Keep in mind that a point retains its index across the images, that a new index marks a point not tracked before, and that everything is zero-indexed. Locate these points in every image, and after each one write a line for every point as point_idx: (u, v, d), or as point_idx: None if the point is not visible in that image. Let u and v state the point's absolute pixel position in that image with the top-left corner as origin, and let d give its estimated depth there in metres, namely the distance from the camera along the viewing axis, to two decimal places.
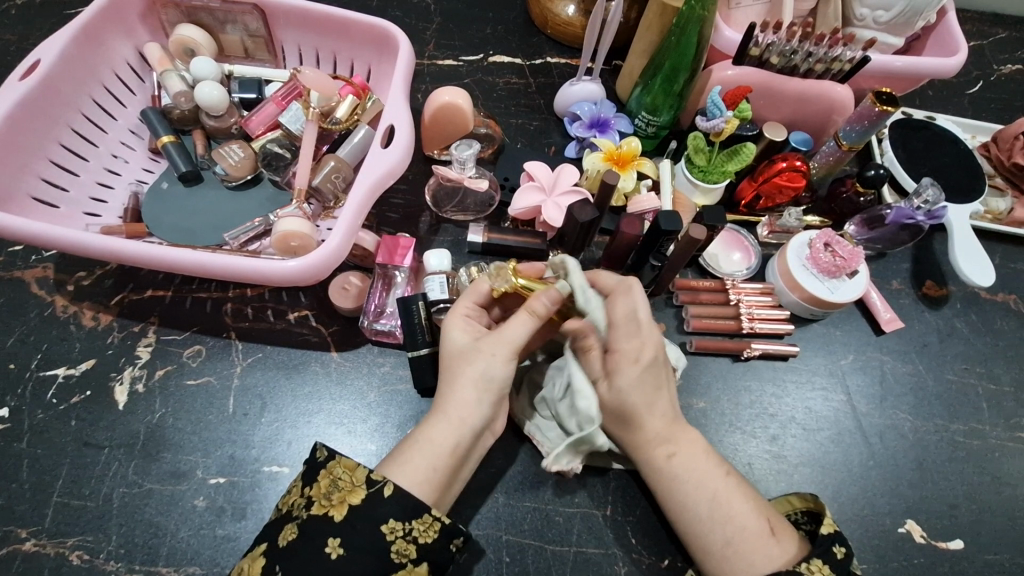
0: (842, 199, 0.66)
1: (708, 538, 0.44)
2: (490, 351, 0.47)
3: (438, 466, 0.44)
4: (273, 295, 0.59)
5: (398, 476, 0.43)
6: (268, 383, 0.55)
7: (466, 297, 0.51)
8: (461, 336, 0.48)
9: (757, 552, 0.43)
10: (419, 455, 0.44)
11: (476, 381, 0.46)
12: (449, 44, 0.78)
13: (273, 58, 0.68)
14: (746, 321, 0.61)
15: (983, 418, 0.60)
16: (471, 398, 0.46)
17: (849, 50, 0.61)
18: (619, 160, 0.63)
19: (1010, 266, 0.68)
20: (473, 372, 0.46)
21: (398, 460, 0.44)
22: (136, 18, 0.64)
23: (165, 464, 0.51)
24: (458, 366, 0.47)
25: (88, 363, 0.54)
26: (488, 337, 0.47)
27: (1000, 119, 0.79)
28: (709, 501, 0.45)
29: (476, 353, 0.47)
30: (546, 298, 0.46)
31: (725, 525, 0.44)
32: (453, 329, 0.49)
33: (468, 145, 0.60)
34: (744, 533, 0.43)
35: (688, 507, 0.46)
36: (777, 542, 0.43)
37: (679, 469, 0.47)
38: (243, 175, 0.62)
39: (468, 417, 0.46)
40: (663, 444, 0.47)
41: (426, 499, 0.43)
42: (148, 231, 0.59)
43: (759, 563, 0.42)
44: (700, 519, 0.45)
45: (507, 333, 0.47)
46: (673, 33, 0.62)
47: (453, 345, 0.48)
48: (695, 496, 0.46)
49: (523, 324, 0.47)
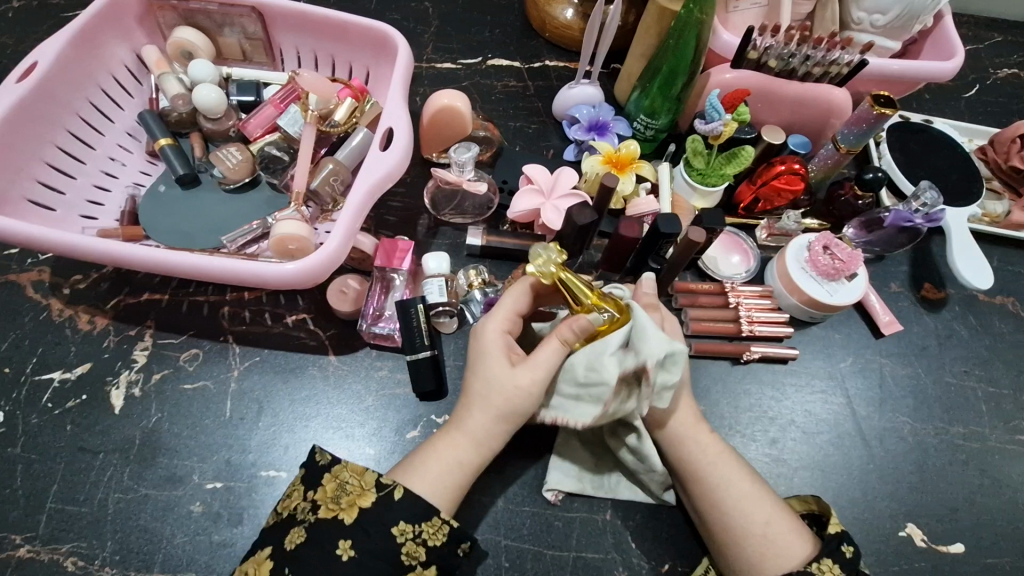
0: (840, 202, 0.67)
1: (749, 516, 0.45)
2: (526, 386, 0.45)
3: (462, 481, 0.45)
4: (270, 298, 0.58)
5: (419, 487, 0.44)
6: (265, 387, 0.54)
7: (503, 304, 0.49)
8: (499, 363, 0.46)
9: (793, 531, 0.45)
10: (440, 466, 0.45)
11: (507, 414, 0.45)
12: (447, 48, 0.78)
13: (270, 61, 0.68)
14: (745, 325, 0.60)
15: (983, 422, 0.60)
16: (499, 428, 0.45)
17: (846, 54, 0.61)
18: (617, 163, 0.63)
19: (1008, 269, 0.69)
20: (507, 404, 0.45)
21: (416, 469, 0.45)
22: (134, 21, 0.63)
23: (161, 469, 0.50)
24: (494, 397, 0.45)
25: (84, 367, 0.54)
26: (523, 366, 0.45)
27: (997, 122, 0.79)
28: (746, 481, 0.47)
29: (517, 390, 0.45)
30: (578, 326, 0.44)
31: (761, 504, 0.46)
32: (490, 348, 0.47)
33: (467, 148, 0.60)
34: (781, 515, 0.45)
35: (728, 486, 0.46)
36: (805, 527, 0.46)
37: (718, 451, 0.48)
38: (240, 178, 0.62)
39: (492, 437, 0.46)
40: (700, 427, 0.50)
41: (441, 508, 0.44)
42: (144, 235, 0.59)
43: (798, 538, 0.44)
44: (738, 497, 0.46)
45: (541, 364, 0.45)
46: (671, 36, 0.62)
47: (488, 373, 0.46)
48: (732, 476, 0.47)
49: (555, 352, 0.45)
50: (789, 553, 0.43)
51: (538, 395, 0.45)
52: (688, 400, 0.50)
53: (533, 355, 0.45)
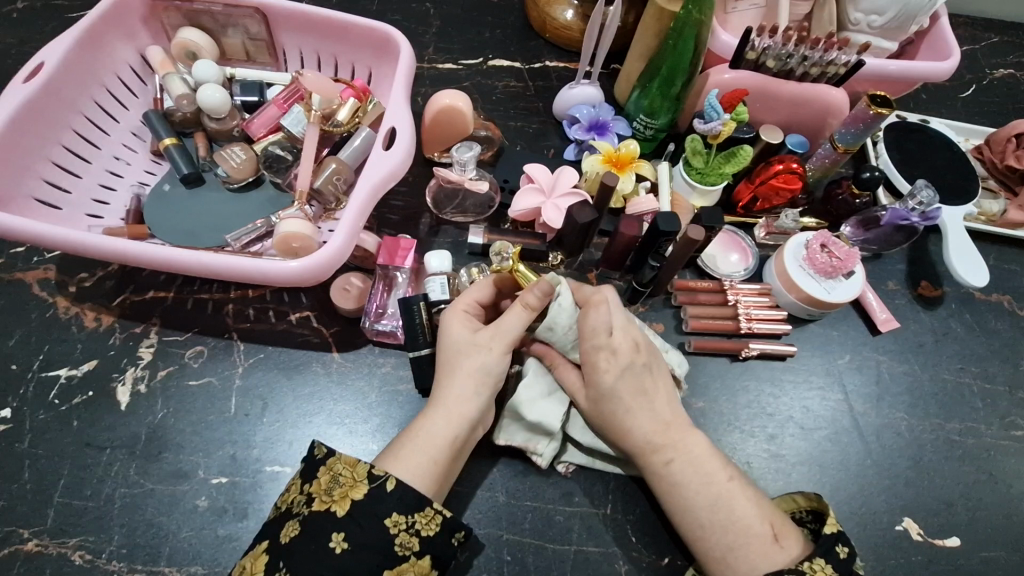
0: (837, 201, 0.68)
1: (709, 542, 0.45)
2: (489, 345, 0.49)
3: (438, 457, 0.46)
4: (274, 296, 0.59)
5: (402, 472, 0.44)
6: (269, 384, 0.55)
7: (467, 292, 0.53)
8: (460, 329, 0.50)
9: (759, 558, 0.43)
10: (419, 449, 0.46)
11: (475, 374, 0.49)
12: (448, 48, 0.79)
13: (273, 61, 0.69)
14: (743, 321, 0.61)
15: (979, 418, 0.60)
16: (469, 392, 0.48)
17: (844, 54, 0.62)
18: (617, 162, 0.63)
19: (1004, 267, 0.69)
20: (471, 365, 0.49)
21: (399, 456, 0.45)
22: (139, 21, 0.64)
23: (167, 464, 0.51)
24: (458, 361, 0.49)
25: (90, 364, 0.55)
26: (487, 330, 0.50)
27: (993, 122, 0.80)
28: (709, 507, 0.45)
29: (475, 348, 0.49)
30: (539, 292, 0.49)
31: (725, 530, 0.44)
32: (452, 322, 0.51)
33: (469, 147, 0.60)
34: (748, 540, 0.44)
35: (687, 513, 0.46)
36: (781, 548, 0.43)
37: (678, 475, 0.47)
38: (244, 177, 0.62)
39: (467, 408, 0.48)
40: (658, 450, 0.48)
41: (425, 490, 0.44)
42: (149, 233, 0.59)
43: (761, 567, 0.43)
44: (700, 524, 0.45)
45: (502, 327, 0.50)
46: (671, 37, 0.62)
47: (450, 342, 0.50)
48: (696, 500, 0.46)
49: (520, 318, 0.50)
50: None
51: (499, 352, 0.49)
52: (633, 428, 0.48)
53: (499, 321, 0.50)
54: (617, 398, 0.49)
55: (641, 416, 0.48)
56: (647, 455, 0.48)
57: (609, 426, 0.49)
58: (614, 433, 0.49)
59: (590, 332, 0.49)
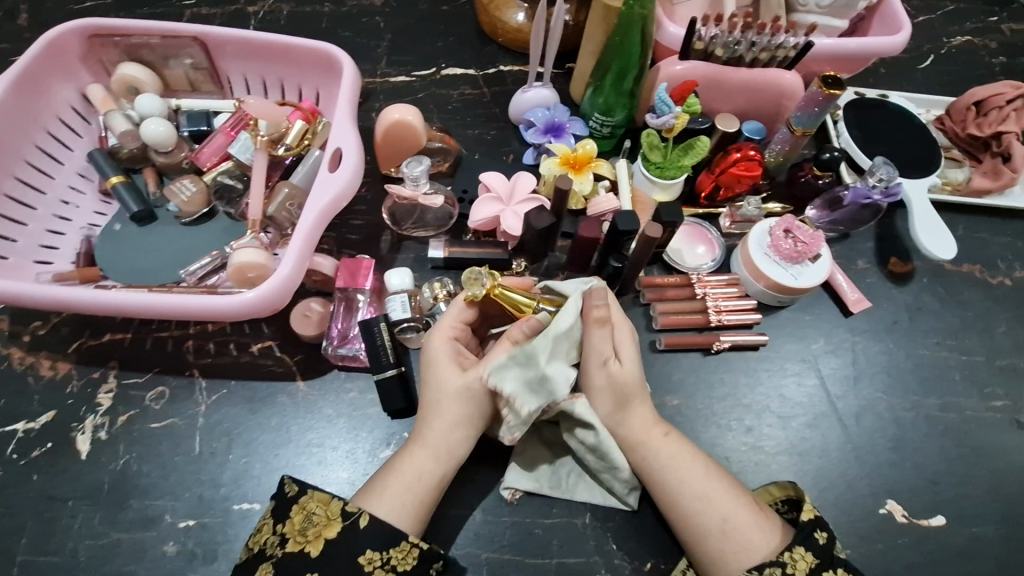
0: (801, 184, 0.67)
1: (703, 518, 0.45)
2: (481, 383, 0.47)
3: (423, 496, 0.45)
4: (235, 328, 0.58)
5: (384, 511, 0.44)
6: (234, 419, 0.54)
7: (448, 313, 0.50)
8: (450, 368, 0.48)
9: (753, 529, 0.44)
10: (407, 490, 0.45)
11: (463, 418, 0.47)
12: (401, 61, 0.78)
13: (219, 89, 0.67)
14: (713, 314, 0.60)
15: (958, 391, 0.60)
16: (458, 435, 0.47)
17: (791, 36, 0.61)
18: (574, 163, 0.63)
19: (973, 236, 0.69)
20: (461, 408, 0.47)
21: (380, 493, 0.45)
22: (77, 62, 0.63)
23: (133, 511, 0.50)
24: (450, 403, 0.47)
25: (48, 415, 0.53)
26: (475, 369, 0.48)
27: (953, 91, 0.80)
28: (702, 478, 0.46)
29: (465, 392, 0.47)
30: (528, 327, 0.47)
31: (718, 503, 0.45)
32: (437, 358, 0.48)
33: (419, 161, 0.59)
34: (739, 511, 0.45)
35: (682, 488, 0.46)
36: (767, 520, 0.45)
37: (675, 448, 0.48)
38: (196, 210, 0.61)
39: (451, 446, 0.47)
40: (657, 426, 0.49)
41: (409, 531, 0.44)
42: (102, 275, 0.58)
43: (758, 538, 0.44)
44: (692, 498, 0.46)
45: (492, 364, 0.47)
46: (616, 34, 0.62)
47: (440, 380, 0.48)
48: (688, 475, 0.47)
49: (508, 355, 0.47)
50: (750, 548, 0.43)
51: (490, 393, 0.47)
52: (641, 403, 0.49)
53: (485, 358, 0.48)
54: (636, 370, 0.49)
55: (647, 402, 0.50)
56: (645, 432, 0.49)
57: (619, 403, 0.49)
58: (620, 407, 0.49)
59: (612, 303, 0.50)
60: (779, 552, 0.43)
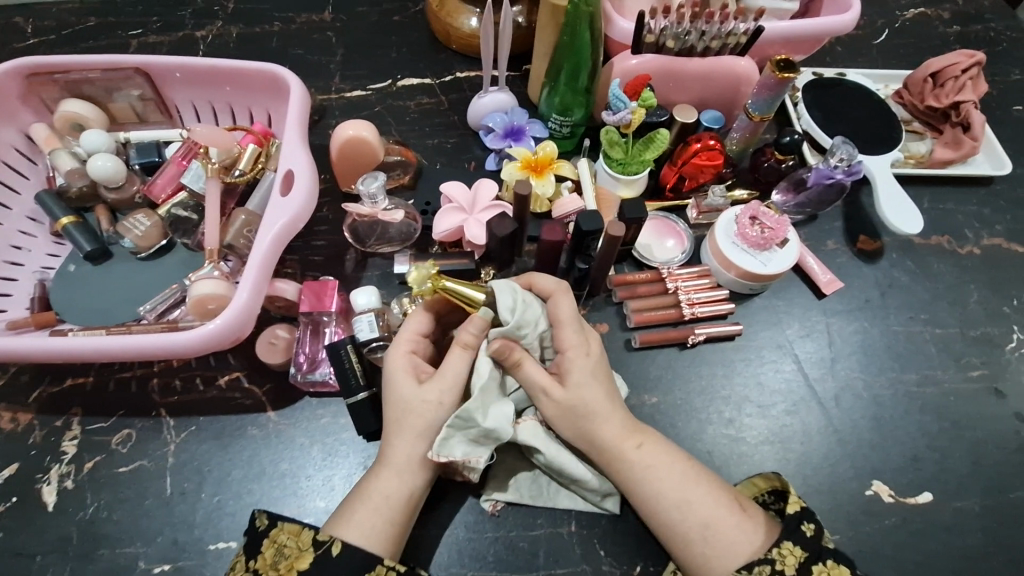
0: (764, 169, 0.66)
1: (684, 527, 0.44)
2: (438, 395, 0.46)
3: (393, 517, 0.44)
4: (200, 362, 0.56)
5: (354, 536, 0.43)
6: (204, 457, 0.53)
7: (405, 327, 0.50)
8: (405, 383, 0.47)
9: (734, 532, 0.43)
10: (376, 512, 0.44)
11: (424, 433, 0.46)
12: (355, 75, 0.77)
13: (168, 118, 0.66)
14: (686, 308, 0.60)
15: (935, 365, 0.60)
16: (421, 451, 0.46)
17: (741, 22, 0.61)
18: (535, 166, 0.62)
19: (939, 208, 0.69)
20: (421, 423, 0.46)
21: (348, 517, 0.44)
22: (18, 102, 0.61)
23: (105, 561, 0.49)
24: (408, 416, 0.46)
25: (11, 468, 0.52)
26: (431, 381, 0.47)
27: (910, 64, 0.80)
28: (680, 486, 0.45)
29: (424, 406, 0.46)
30: (476, 327, 0.47)
31: (698, 510, 0.44)
32: (395, 374, 0.47)
33: (374, 177, 0.57)
34: (720, 515, 0.44)
35: (660, 498, 0.45)
36: (751, 519, 0.44)
37: (650, 458, 0.46)
38: (153, 244, 0.60)
39: (418, 462, 0.46)
40: (630, 436, 0.47)
41: (381, 554, 0.43)
42: (58, 319, 0.56)
43: (741, 541, 0.43)
44: (671, 507, 0.45)
45: (445, 372, 0.46)
46: (565, 33, 0.61)
47: (397, 396, 0.47)
48: (666, 485, 0.45)
49: (461, 361, 0.47)
50: (734, 552, 0.43)
51: (449, 405, 0.46)
52: (608, 415, 0.47)
53: (441, 367, 0.47)
54: (594, 389, 0.47)
55: (616, 411, 0.48)
56: (618, 443, 0.47)
57: (582, 420, 0.47)
58: (582, 424, 0.47)
59: (563, 321, 0.49)
60: (764, 552, 0.42)
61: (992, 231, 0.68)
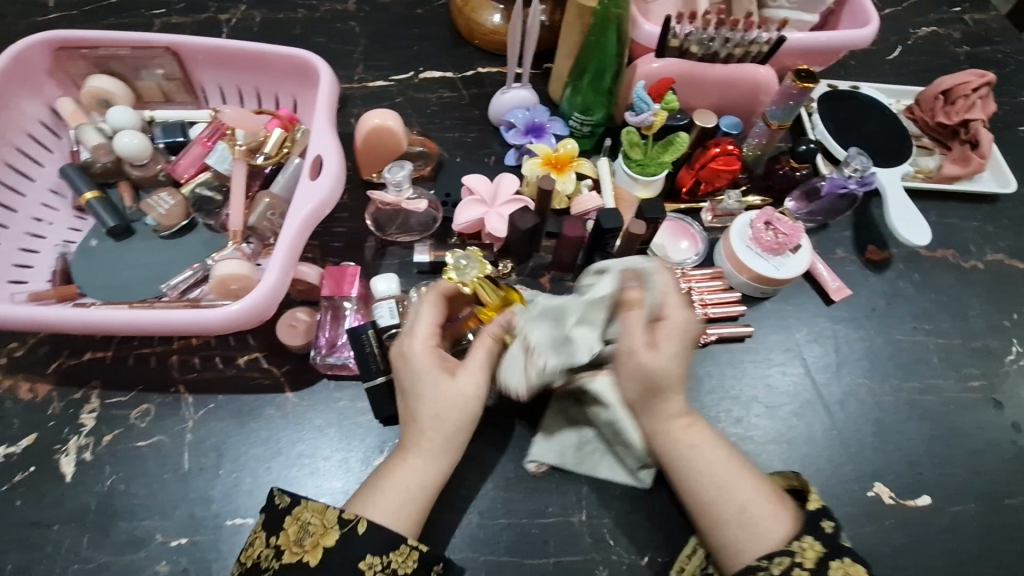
0: (778, 175, 0.68)
1: (721, 508, 0.45)
2: (471, 389, 0.46)
3: (423, 502, 0.45)
4: (219, 341, 0.57)
5: (383, 518, 0.44)
6: (222, 434, 0.53)
7: (421, 317, 0.48)
8: (438, 379, 0.46)
9: (768, 519, 0.44)
10: (409, 497, 0.45)
11: (456, 425, 0.46)
12: (377, 65, 0.77)
13: (193, 99, 0.66)
14: (699, 308, 0.61)
15: (936, 374, 0.62)
16: (452, 443, 0.46)
17: (764, 32, 0.62)
18: (556, 163, 0.63)
19: (945, 222, 0.71)
20: (454, 417, 0.46)
21: (373, 497, 0.45)
22: (44, 75, 0.61)
23: (122, 532, 0.49)
24: (445, 413, 0.46)
25: (29, 439, 0.52)
26: (461, 376, 0.46)
27: (921, 81, 0.82)
28: (721, 470, 0.46)
29: (458, 401, 0.46)
30: (507, 321, 0.47)
31: (737, 494, 0.45)
32: (421, 371, 0.46)
33: (400, 167, 0.58)
34: (755, 502, 0.45)
35: (704, 478, 0.46)
36: (784, 509, 0.45)
37: (696, 439, 0.47)
38: (175, 223, 0.61)
39: (445, 451, 0.46)
40: (683, 415, 0.47)
41: (407, 534, 0.44)
42: (79, 292, 0.57)
43: (774, 527, 0.44)
44: (712, 489, 0.45)
45: (473, 364, 0.47)
46: (592, 33, 0.62)
47: (433, 393, 0.46)
48: (710, 467, 0.46)
49: (487, 351, 0.47)
50: (765, 537, 0.44)
51: (482, 397, 0.47)
52: (675, 393, 0.46)
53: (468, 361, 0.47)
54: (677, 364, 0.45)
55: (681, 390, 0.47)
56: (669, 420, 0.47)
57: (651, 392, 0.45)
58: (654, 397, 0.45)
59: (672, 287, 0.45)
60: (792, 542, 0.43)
61: (995, 247, 0.70)
